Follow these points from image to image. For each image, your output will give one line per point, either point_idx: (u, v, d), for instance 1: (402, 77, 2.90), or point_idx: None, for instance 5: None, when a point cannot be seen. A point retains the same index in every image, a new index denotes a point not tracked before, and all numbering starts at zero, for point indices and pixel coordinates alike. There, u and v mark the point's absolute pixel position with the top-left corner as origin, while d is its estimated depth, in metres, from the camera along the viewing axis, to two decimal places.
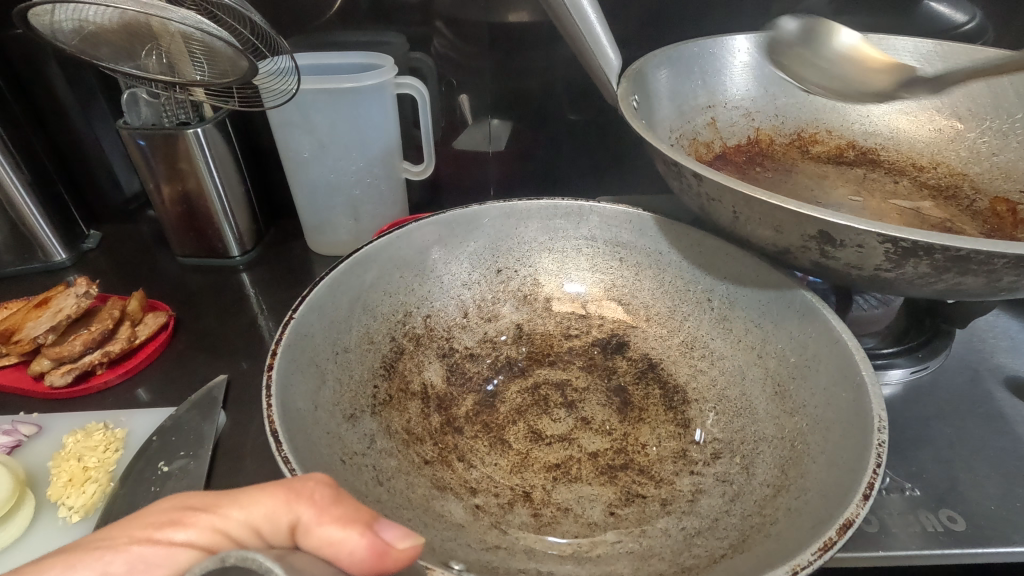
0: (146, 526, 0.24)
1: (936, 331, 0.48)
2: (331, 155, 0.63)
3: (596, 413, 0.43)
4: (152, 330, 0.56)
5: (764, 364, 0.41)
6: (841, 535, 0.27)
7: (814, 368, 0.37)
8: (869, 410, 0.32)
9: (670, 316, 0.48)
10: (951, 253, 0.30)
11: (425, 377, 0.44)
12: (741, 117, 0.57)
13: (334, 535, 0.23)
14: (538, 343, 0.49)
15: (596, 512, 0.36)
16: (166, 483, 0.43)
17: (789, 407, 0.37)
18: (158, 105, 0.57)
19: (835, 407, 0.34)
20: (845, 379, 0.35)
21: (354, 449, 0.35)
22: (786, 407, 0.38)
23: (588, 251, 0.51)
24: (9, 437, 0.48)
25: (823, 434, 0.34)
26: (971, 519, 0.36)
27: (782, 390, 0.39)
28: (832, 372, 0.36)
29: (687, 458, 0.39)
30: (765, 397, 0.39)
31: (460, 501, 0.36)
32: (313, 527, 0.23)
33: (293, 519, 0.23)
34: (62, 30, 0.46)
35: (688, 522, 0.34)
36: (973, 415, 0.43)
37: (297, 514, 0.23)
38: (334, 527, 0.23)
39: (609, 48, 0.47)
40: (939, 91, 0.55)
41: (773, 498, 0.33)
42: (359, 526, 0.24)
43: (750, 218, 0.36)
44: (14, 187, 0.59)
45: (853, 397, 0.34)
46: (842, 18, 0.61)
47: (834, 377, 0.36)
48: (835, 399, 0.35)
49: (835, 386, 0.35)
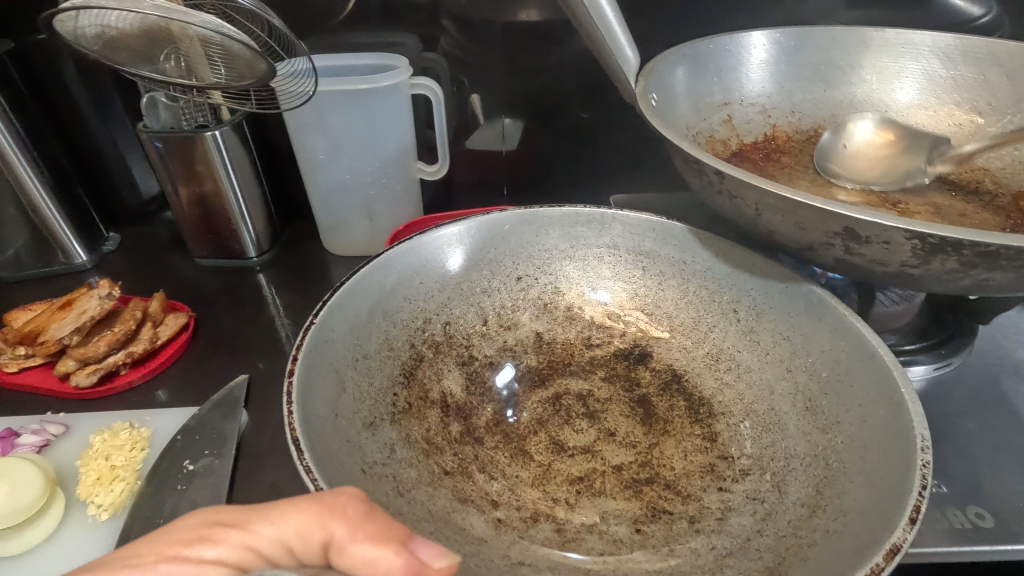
0: (175, 544, 0.24)
1: (957, 327, 0.47)
2: (348, 156, 0.63)
3: (620, 425, 0.43)
4: (173, 331, 0.57)
5: (793, 378, 0.41)
6: (889, 561, 0.27)
7: (849, 383, 0.37)
8: (910, 426, 0.32)
9: (694, 326, 0.48)
10: (979, 249, 0.30)
11: (444, 386, 0.44)
12: (756, 114, 0.57)
13: (369, 553, 0.24)
14: (560, 353, 0.49)
15: (621, 529, 0.36)
16: (191, 481, 0.43)
17: (821, 423, 0.37)
18: (176, 108, 0.58)
19: (872, 427, 0.34)
20: (881, 395, 0.35)
21: (374, 459, 0.35)
22: (818, 422, 0.37)
23: (610, 260, 0.51)
24: (38, 437, 0.49)
25: (860, 453, 0.34)
26: (999, 516, 0.36)
27: (813, 405, 0.38)
28: (866, 388, 0.36)
29: (715, 473, 0.39)
30: (796, 413, 0.39)
31: (481, 514, 0.35)
32: (348, 544, 0.24)
33: (328, 538, 0.24)
34: (85, 36, 0.47)
35: (719, 540, 0.34)
36: (997, 410, 0.43)
37: (331, 532, 0.24)
38: (368, 545, 0.24)
39: (627, 46, 0.47)
40: (959, 85, 0.55)
41: (808, 519, 0.33)
42: (393, 544, 0.25)
43: (772, 215, 0.36)
44: (35, 189, 0.60)
45: (890, 413, 0.34)
46: (857, 12, 0.61)
47: (870, 393, 0.36)
48: (872, 417, 0.35)
49: (872, 403, 0.35)
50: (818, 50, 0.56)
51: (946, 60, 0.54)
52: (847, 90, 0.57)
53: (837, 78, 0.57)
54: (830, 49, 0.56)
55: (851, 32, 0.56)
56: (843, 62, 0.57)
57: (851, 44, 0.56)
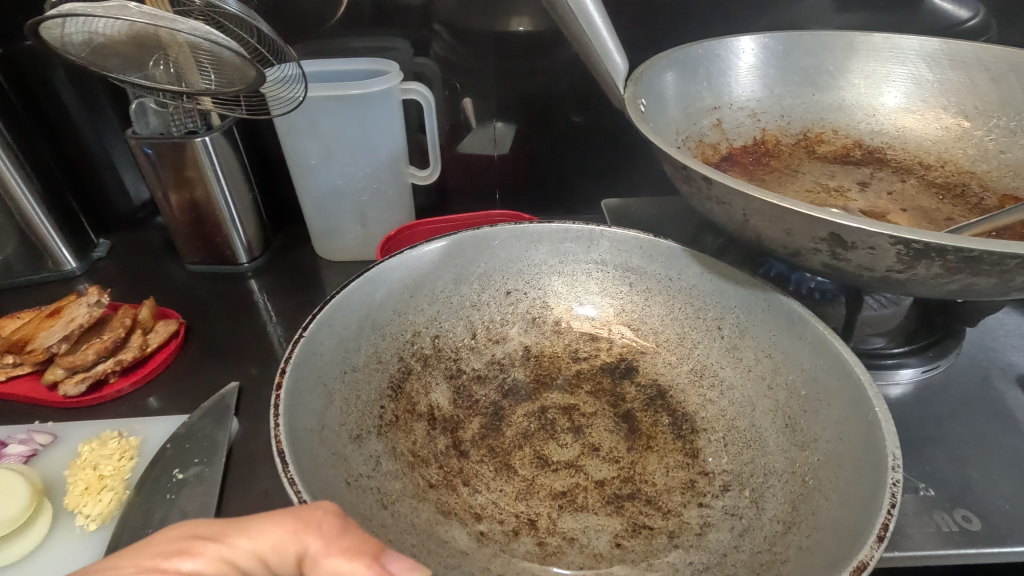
0: (154, 556, 0.24)
1: (947, 330, 0.47)
2: (339, 162, 0.63)
3: (604, 440, 0.42)
4: (163, 338, 0.56)
5: (774, 396, 0.41)
6: None
7: (826, 402, 0.37)
8: (882, 443, 0.32)
9: (679, 343, 0.48)
10: (963, 254, 0.30)
11: (431, 399, 0.44)
12: (747, 119, 0.57)
13: (343, 567, 0.24)
14: (547, 365, 0.49)
15: (602, 542, 0.36)
16: (181, 490, 0.43)
17: (799, 440, 0.37)
18: (166, 114, 0.59)
19: (847, 445, 0.34)
20: (856, 414, 0.35)
21: (360, 471, 0.35)
22: (797, 439, 0.38)
23: (598, 276, 0.51)
24: (25, 446, 0.49)
25: (835, 470, 0.34)
26: (985, 518, 0.36)
27: (793, 422, 0.38)
28: (842, 404, 0.36)
29: (695, 489, 0.38)
30: (776, 429, 0.39)
31: (464, 527, 0.36)
32: (322, 559, 0.24)
33: (302, 551, 0.24)
34: (71, 42, 0.46)
35: (696, 556, 0.34)
36: (985, 412, 0.44)
37: (306, 546, 0.24)
38: (342, 559, 0.24)
39: (616, 52, 0.47)
40: (945, 89, 0.55)
41: (783, 536, 0.33)
42: (367, 558, 0.24)
43: (761, 221, 0.36)
44: (23, 196, 0.60)
45: (865, 433, 0.34)
46: (847, 16, 0.61)
47: (846, 412, 0.36)
48: (849, 435, 0.35)
49: (848, 420, 0.35)
50: (807, 55, 0.57)
51: (934, 65, 0.55)
52: (835, 94, 0.58)
53: (826, 82, 0.58)
54: (819, 54, 0.57)
55: (840, 37, 0.56)
56: (832, 66, 0.57)
57: (839, 49, 0.56)
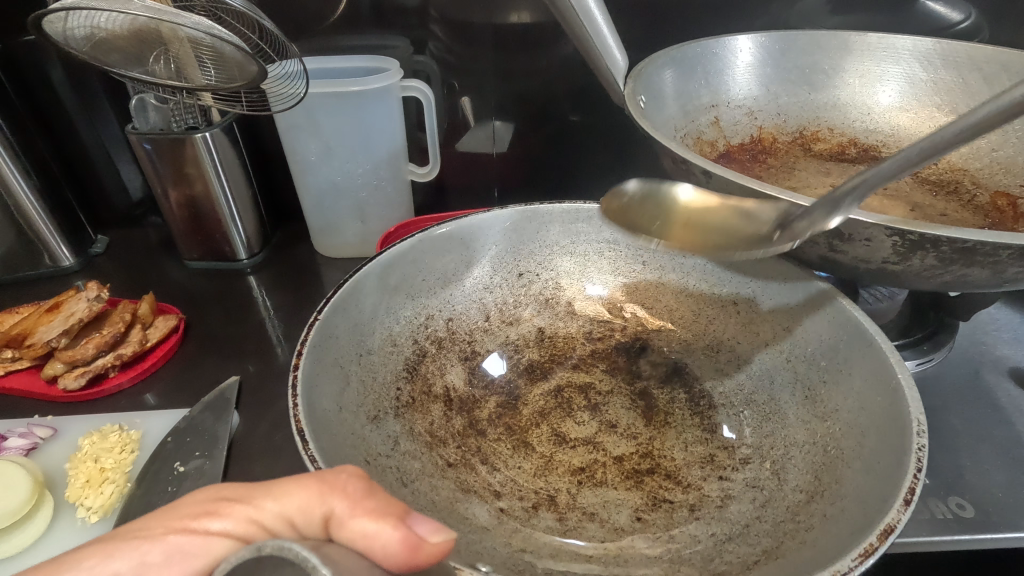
0: (183, 517, 0.25)
1: (939, 324, 0.48)
2: (340, 158, 0.63)
3: (621, 417, 0.43)
4: (163, 333, 0.56)
5: (793, 367, 0.41)
6: (883, 541, 0.27)
7: (846, 372, 0.38)
8: (906, 411, 0.33)
9: (695, 319, 0.48)
10: (957, 245, 0.30)
11: (447, 380, 0.44)
12: (743, 117, 0.58)
13: (368, 528, 0.23)
14: (561, 347, 0.50)
15: (622, 517, 0.36)
16: (183, 482, 0.43)
17: (821, 411, 0.38)
18: (166, 110, 0.59)
19: (869, 414, 0.35)
20: (878, 381, 0.35)
21: (378, 450, 0.36)
22: (818, 410, 0.38)
23: (609, 255, 0.51)
24: (26, 440, 0.49)
25: (858, 440, 0.34)
26: (979, 506, 0.37)
27: (813, 393, 0.39)
28: (865, 375, 0.36)
29: (715, 463, 0.39)
30: (796, 401, 0.40)
31: (484, 504, 0.36)
32: (347, 519, 0.23)
33: (327, 511, 0.24)
34: (74, 37, 0.47)
35: (718, 527, 0.34)
36: (979, 405, 0.44)
37: (331, 506, 0.24)
38: (368, 520, 0.23)
39: (615, 48, 0.47)
40: (937, 88, 0.56)
41: (806, 505, 0.33)
42: (392, 519, 0.24)
43: (758, 214, 0.37)
44: (21, 191, 0.60)
45: (888, 399, 0.34)
46: (840, 17, 0.62)
47: (867, 381, 0.36)
48: (870, 403, 0.35)
49: (870, 391, 0.36)
50: (803, 54, 0.57)
51: (927, 64, 0.56)
52: (831, 93, 0.59)
53: (821, 81, 0.58)
54: (815, 53, 0.57)
55: (835, 37, 0.57)
56: (827, 65, 0.58)
57: (834, 48, 0.57)
